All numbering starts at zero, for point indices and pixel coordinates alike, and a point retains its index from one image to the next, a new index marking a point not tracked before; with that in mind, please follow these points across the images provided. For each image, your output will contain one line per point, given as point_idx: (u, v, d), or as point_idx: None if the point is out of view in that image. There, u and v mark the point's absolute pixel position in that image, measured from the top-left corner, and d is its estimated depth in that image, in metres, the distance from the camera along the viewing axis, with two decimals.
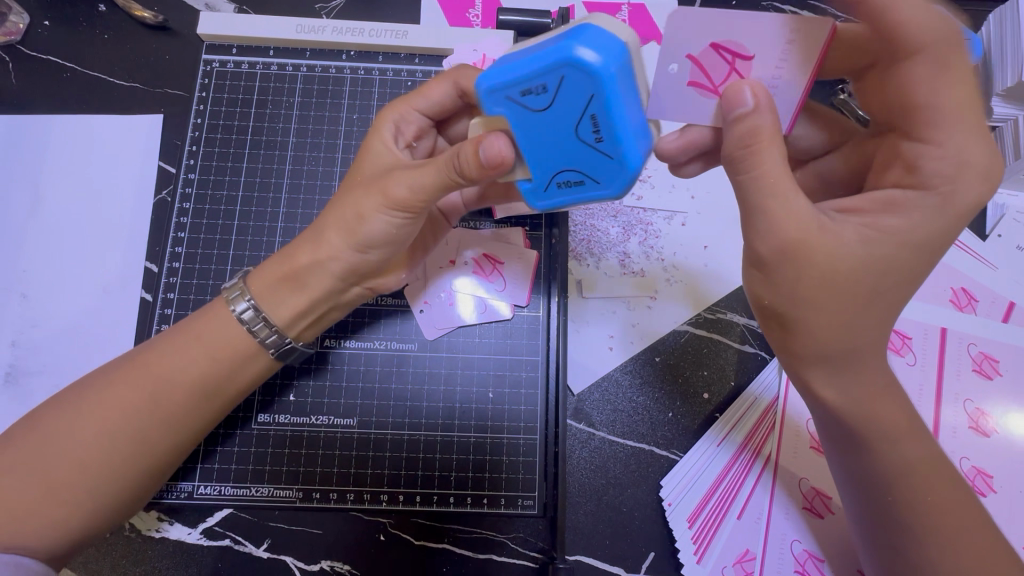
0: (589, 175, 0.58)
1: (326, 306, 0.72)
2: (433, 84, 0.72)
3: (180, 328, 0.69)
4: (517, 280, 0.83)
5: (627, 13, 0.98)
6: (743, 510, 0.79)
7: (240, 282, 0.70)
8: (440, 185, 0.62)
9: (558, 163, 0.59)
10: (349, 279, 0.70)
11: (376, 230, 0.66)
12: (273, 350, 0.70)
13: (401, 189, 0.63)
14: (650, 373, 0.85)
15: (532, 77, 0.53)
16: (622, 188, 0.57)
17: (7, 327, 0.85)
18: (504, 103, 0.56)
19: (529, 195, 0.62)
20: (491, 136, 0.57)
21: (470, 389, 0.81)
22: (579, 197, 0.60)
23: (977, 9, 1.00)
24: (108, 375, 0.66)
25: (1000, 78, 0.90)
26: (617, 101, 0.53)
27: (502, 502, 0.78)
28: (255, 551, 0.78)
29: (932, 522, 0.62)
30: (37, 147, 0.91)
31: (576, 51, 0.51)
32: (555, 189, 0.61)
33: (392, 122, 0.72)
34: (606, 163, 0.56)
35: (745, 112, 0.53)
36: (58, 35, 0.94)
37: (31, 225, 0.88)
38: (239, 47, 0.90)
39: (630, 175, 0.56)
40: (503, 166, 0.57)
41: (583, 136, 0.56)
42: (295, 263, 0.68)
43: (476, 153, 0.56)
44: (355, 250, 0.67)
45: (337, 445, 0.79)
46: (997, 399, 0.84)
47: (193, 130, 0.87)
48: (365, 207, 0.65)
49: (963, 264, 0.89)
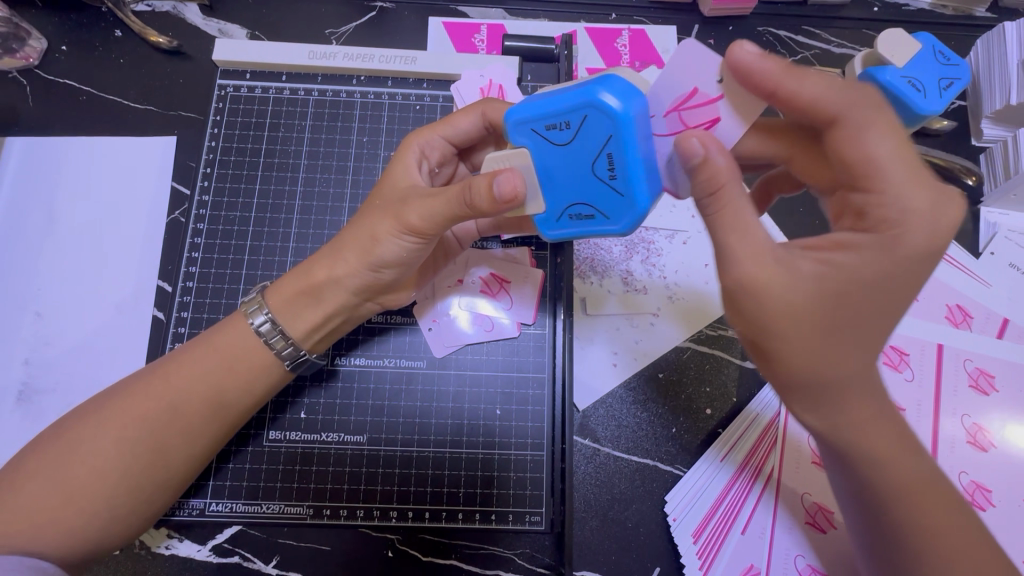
0: (600, 210, 0.60)
1: (339, 319, 0.73)
2: (461, 115, 0.75)
3: (197, 341, 0.71)
4: (524, 299, 0.85)
5: (627, 38, 1.02)
6: (747, 525, 0.80)
7: (257, 296, 0.71)
8: (453, 216, 0.64)
9: (573, 198, 0.61)
10: (363, 294, 0.72)
11: (389, 253, 0.68)
12: (289, 362, 0.72)
13: (415, 217, 0.65)
14: (653, 389, 0.86)
15: (559, 115, 0.57)
16: (630, 225, 0.59)
17: (20, 345, 0.86)
18: (529, 136, 0.59)
19: (542, 223, 0.64)
20: (506, 172, 0.58)
21: (478, 406, 0.82)
22: (590, 230, 0.63)
23: (964, 37, 1.04)
24: (125, 385, 0.67)
25: (988, 102, 0.96)
26: (633, 146, 0.55)
27: (509, 518, 0.79)
28: (264, 568, 0.79)
29: (939, 546, 0.60)
30: (51, 169, 0.93)
31: (600, 97, 0.54)
32: (568, 220, 0.63)
33: (418, 147, 0.74)
34: (618, 202, 0.59)
35: (700, 159, 0.52)
36: (74, 60, 0.96)
37: (45, 244, 0.90)
38: (252, 73, 0.93)
39: (637, 216, 0.59)
40: (515, 202, 0.59)
41: (598, 174, 0.58)
42: (312, 278, 0.70)
43: (490, 188, 0.58)
44: (369, 269, 0.69)
45: (347, 462, 0.80)
46: (995, 414, 0.86)
47: (208, 153, 0.90)
48: (379, 230, 0.67)
49: (957, 282, 0.91)
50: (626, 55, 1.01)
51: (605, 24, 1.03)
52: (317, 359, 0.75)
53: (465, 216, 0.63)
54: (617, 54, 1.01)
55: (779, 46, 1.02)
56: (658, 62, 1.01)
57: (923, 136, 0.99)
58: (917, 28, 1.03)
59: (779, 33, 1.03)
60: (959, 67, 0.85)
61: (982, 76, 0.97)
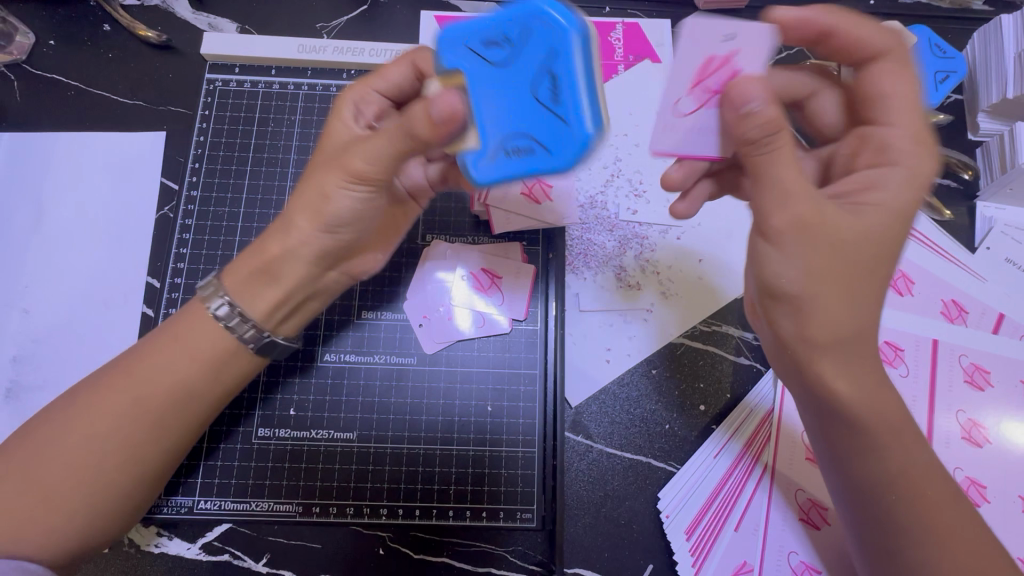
0: (539, 142, 0.57)
1: (303, 295, 0.70)
2: (391, 65, 0.73)
3: (162, 330, 0.69)
4: (516, 294, 0.85)
5: (621, 31, 1.01)
6: (741, 521, 0.79)
7: (212, 280, 0.69)
8: (398, 156, 0.63)
9: (510, 130, 0.58)
10: (325, 263, 0.70)
11: (342, 208, 0.66)
12: (253, 345, 0.68)
13: (360, 161, 0.63)
14: (647, 385, 0.86)
15: (498, 32, 0.58)
16: (572, 156, 0.57)
17: (8, 342, 0.85)
18: (464, 55, 0.59)
19: (473, 165, 0.59)
20: (440, 94, 0.56)
21: (469, 403, 0.82)
22: (528, 170, 0.58)
23: (961, 29, 1.03)
24: (99, 378, 0.66)
25: (985, 96, 0.95)
26: (575, 57, 0.56)
27: (501, 515, 0.79)
28: (254, 566, 0.78)
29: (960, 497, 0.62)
30: (38, 164, 0.92)
31: (541, 10, 0.57)
32: (502, 161, 0.59)
33: (352, 103, 0.72)
34: (559, 128, 0.56)
35: (753, 107, 0.55)
36: (62, 54, 0.96)
37: (32, 240, 0.89)
38: (241, 67, 0.92)
39: (579, 144, 0.56)
40: (455, 124, 0.56)
41: (538, 96, 0.57)
42: (266, 255, 0.67)
43: (429, 112, 0.56)
44: (324, 231, 0.67)
45: (337, 459, 0.79)
46: (991, 409, 0.85)
47: (196, 148, 0.89)
48: (328, 185, 0.65)
49: (952, 277, 0.91)
50: (620, 49, 1.01)
51: (598, 17, 1.02)
52: (286, 342, 0.71)
53: (409, 154, 0.62)
54: (611, 48, 1.00)
55: None
56: (652, 55, 1.00)
57: None
58: (914, 20, 1.02)
59: None
60: (954, 61, 0.90)
61: (979, 70, 0.97)
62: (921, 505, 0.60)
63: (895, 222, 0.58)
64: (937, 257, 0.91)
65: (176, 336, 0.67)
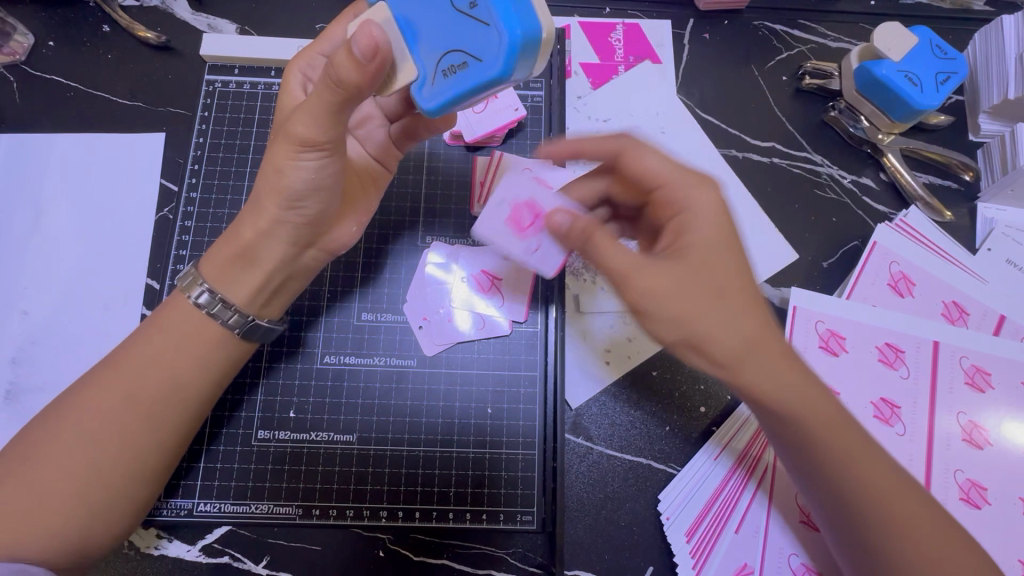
0: (475, 57, 0.54)
1: (283, 276, 0.71)
2: (332, 27, 0.73)
3: (149, 323, 0.69)
4: (515, 296, 0.85)
5: (621, 32, 1.01)
6: (741, 523, 0.79)
7: (190, 270, 0.69)
8: (338, 110, 0.60)
9: (445, 48, 0.56)
10: (301, 242, 0.70)
11: (299, 182, 0.65)
12: (238, 329, 0.69)
13: (303, 128, 0.61)
14: (647, 387, 0.86)
15: None
16: (509, 63, 0.53)
17: (8, 343, 0.85)
18: None
19: (419, 93, 0.58)
20: (359, 31, 0.54)
21: (469, 404, 0.82)
22: (470, 86, 0.55)
23: (962, 29, 1.03)
24: (93, 376, 0.66)
25: (986, 97, 0.95)
26: None
27: (501, 517, 0.78)
28: (254, 568, 0.78)
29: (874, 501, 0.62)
30: (38, 165, 0.92)
31: None
32: (443, 80, 0.57)
33: (300, 73, 0.74)
34: (487, 37, 0.53)
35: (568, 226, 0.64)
36: (61, 54, 0.95)
37: (32, 241, 0.89)
38: (240, 68, 0.92)
39: (513, 47, 0.52)
40: (379, 54, 0.54)
41: (460, 8, 0.54)
42: (241, 240, 0.68)
43: (350, 54, 0.54)
44: (285, 207, 0.66)
45: (337, 462, 0.79)
46: (992, 411, 0.85)
47: (195, 149, 0.89)
48: (280, 160, 0.64)
49: (954, 279, 0.90)
50: (620, 50, 1.01)
51: (598, 18, 1.02)
52: (271, 326, 0.71)
53: (347, 105, 0.59)
54: (611, 49, 1.00)
55: (775, 41, 1.02)
56: (652, 56, 1.00)
57: (919, 132, 0.98)
58: (915, 20, 1.02)
59: (776, 28, 1.02)
60: (956, 61, 0.87)
61: (980, 71, 0.96)
62: (868, 504, 0.62)
63: (720, 250, 0.61)
64: (938, 258, 0.91)
65: (174, 336, 0.67)
